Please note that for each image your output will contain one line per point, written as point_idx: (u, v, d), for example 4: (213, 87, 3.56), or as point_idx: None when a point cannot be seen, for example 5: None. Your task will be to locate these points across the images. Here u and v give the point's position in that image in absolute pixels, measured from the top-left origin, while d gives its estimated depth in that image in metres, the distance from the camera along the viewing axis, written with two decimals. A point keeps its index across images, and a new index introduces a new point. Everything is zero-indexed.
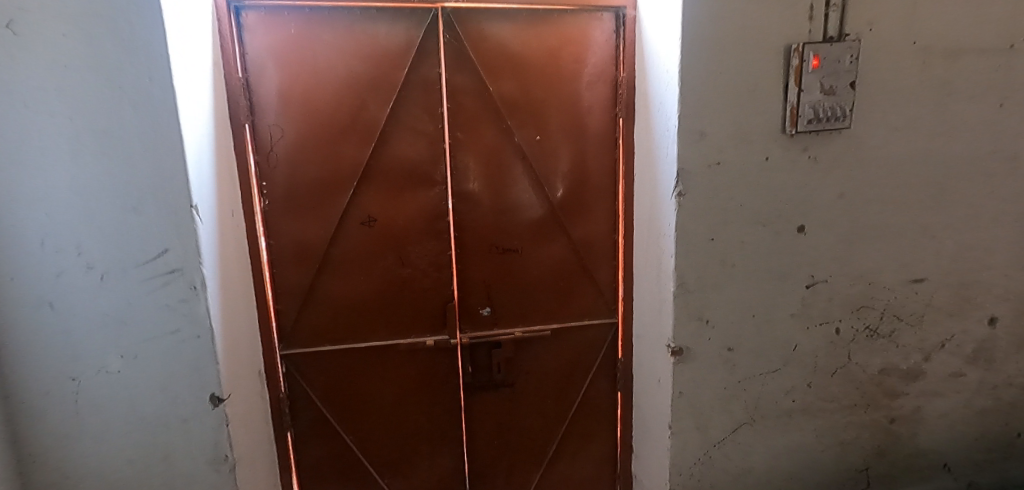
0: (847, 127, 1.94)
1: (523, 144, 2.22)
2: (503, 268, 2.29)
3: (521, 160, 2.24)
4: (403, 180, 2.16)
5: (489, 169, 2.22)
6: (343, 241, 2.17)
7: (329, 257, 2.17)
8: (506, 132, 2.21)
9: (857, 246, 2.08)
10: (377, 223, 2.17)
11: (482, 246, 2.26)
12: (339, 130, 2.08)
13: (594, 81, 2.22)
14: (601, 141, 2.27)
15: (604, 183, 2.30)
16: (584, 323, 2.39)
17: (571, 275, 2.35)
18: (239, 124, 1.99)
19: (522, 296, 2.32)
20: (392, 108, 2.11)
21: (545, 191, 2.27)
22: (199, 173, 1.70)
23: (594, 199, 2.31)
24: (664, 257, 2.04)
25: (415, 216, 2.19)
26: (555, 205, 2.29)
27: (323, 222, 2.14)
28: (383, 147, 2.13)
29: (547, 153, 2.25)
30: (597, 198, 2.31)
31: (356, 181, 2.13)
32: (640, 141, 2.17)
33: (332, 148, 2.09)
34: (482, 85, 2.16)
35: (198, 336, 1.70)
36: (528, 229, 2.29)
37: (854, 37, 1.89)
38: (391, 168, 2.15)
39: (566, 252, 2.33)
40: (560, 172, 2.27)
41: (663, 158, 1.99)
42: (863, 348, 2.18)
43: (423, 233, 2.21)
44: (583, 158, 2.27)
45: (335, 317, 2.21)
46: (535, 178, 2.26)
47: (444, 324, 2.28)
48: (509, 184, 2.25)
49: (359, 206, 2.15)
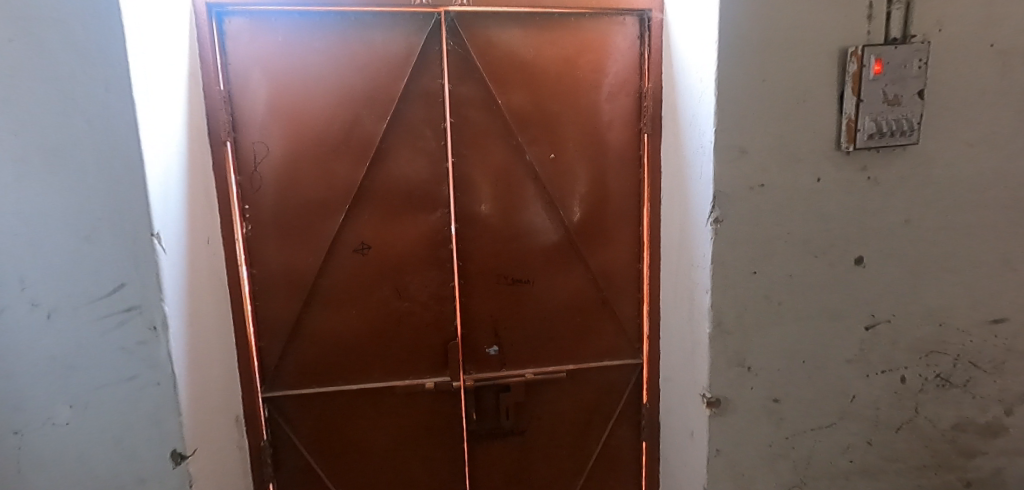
0: (914, 142, 1.66)
1: (535, 163, 1.98)
2: (513, 302, 2.03)
3: (533, 181, 2.00)
4: (400, 202, 1.93)
5: (497, 190, 1.99)
6: (334, 270, 1.94)
7: (318, 289, 1.94)
8: (516, 150, 1.98)
9: (924, 281, 1.78)
10: (371, 250, 1.94)
11: (489, 277, 2.01)
12: (330, 147, 1.87)
13: (615, 93, 1.98)
14: (623, 159, 2.02)
15: (626, 206, 2.05)
16: (604, 363, 2.11)
17: (590, 309, 2.09)
18: (219, 141, 1.79)
19: (533, 333, 2.06)
20: (389, 123, 1.89)
21: (560, 215, 2.02)
22: (165, 197, 1.49)
23: (615, 223, 2.05)
24: (697, 293, 1.77)
25: (414, 242, 1.96)
26: (572, 231, 2.03)
27: (311, 248, 1.92)
28: (379, 166, 1.91)
29: (563, 172, 2.00)
30: (618, 222, 2.06)
31: (349, 203, 1.90)
32: (667, 159, 1.92)
33: (322, 168, 1.88)
34: (489, 97, 1.94)
35: (158, 383, 1.48)
36: (541, 258, 2.04)
37: (921, 39, 1.62)
38: (388, 190, 1.92)
39: (583, 284, 2.07)
40: (576, 194, 2.02)
41: (696, 179, 1.73)
42: (933, 399, 1.86)
43: (422, 261, 1.97)
44: (603, 178, 2.02)
45: (324, 355, 1.98)
46: (549, 201, 2.02)
47: (445, 364, 2.02)
48: (519, 207, 2.01)
49: (351, 231, 1.93)
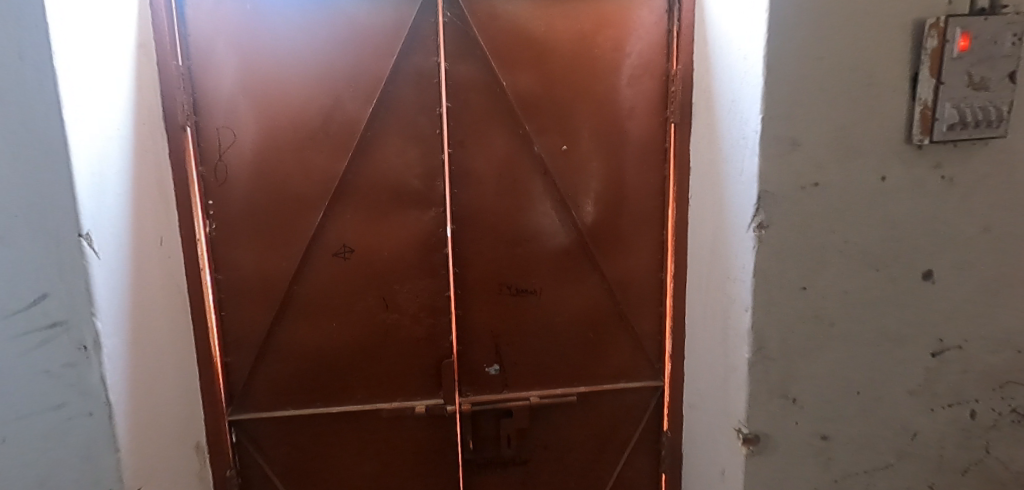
0: (999, 135, 1.39)
1: (545, 155, 1.72)
2: (516, 315, 1.78)
3: (541, 176, 1.74)
4: (388, 200, 1.68)
5: (500, 187, 1.73)
6: (311, 277, 1.69)
7: (292, 299, 1.69)
8: (522, 141, 1.72)
9: (1002, 300, 1.51)
10: (354, 254, 1.69)
11: (490, 286, 1.75)
12: (307, 134, 1.61)
13: (638, 76, 1.72)
14: (644, 154, 1.76)
15: (647, 206, 1.79)
16: (620, 385, 1.85)
17: (604, 323, 1.83)
18: (176, 127, 1.54)
19: (540, 350, 1.81)
20: (376, 107, 1.63)
21: (572, 216, 1.76)
22: (100, 189, 1.23)
23: (633, 226, 1.80)
24: (733, 310, 1.51)
25: (404, 245, 1.70)
26: (585, 234, 1.77)
27: (283, 251, 1.66)
28: (365, 157, 1.65)
29: (576, 167, 1.74)
30: (638, 225, 1.80)
31: (329, 200, 1.65)
32: (698, 153, 1.65)
33: (297, 159, 1.62)
34: (492, 79, 1.68)
35: (90, 414, 1.23)
36: (550, 265, 1.78)
37: (1013, 10, 1.34)
38: (374, 184, 1.67)
39: (597, 295, 1.81)
40: (592, 192, 1.76)
41: (735, 176, 1.47)
42: (1007, 437, 1.59)
43: (413, 267, 1.71)
44: (621, 174, 1.76)
45: (300, 373, 1.73)
46: (559, 199, 1.75)
47: (439, 384, 1.77)
48: (524, 207, 1.74)
49: (331, 232, 1.67)
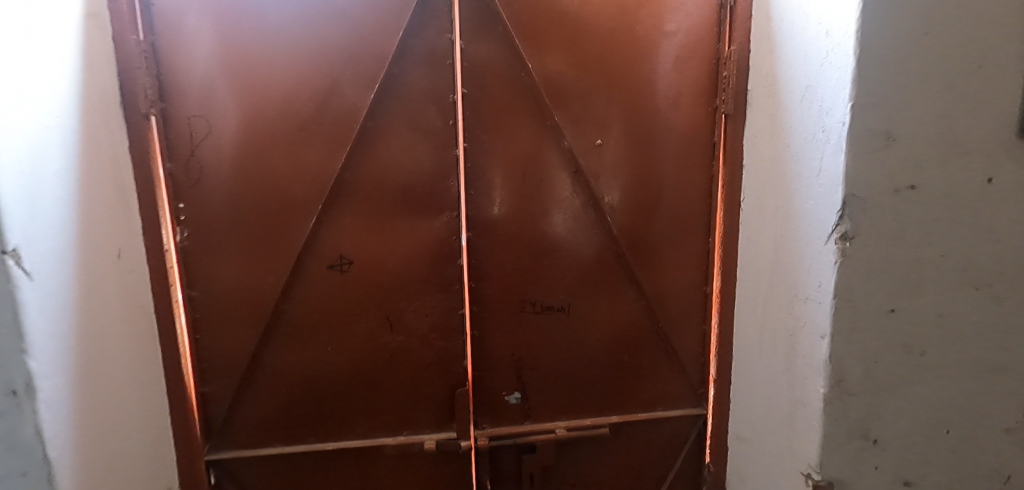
0: None
1: (576, 151, 1.47)
2: (541, 335, 1.54)
3: (572, 176, 1.50)
4: (393, 203, 1.43)
5: (523, 188, 1.48)
6: (303, 293, 1.43)
7: (281, 319, 1.44)
8: (549, 134, 1.47)
9: None
10: (353, 266, 1.44)
11: (511, 303, 1.51)
12: (297, 125, 1.36)
13: (684, 58, 1.48)
14: (688, 149, 1.52)
15: (691, 210, 1.56)
16: (657, 414, 1.63)
17: (641, 344, 1.60)
18: (137, 115, 1.27)
19: (567, 375, 1.57)
20: (379, 93, 1.38)
21: (606, 222, 1.52)
22: (31, 192, 0.97)
23: (676, 233, 1.56)
24: (803, 335, 1.28)
25: (412, 255, 1.45)
26: (621, 242, 1.53)
27: (270, 263, 1.40)
28: (366, 152, 1.40)
29: (611, 165, 1.50)
30: (680, 233, 1.56)
31: (323, 203, 1.39)
32: (755, 149, 1.42)
33: (284, 156, 1.37)
34: (516, 61, 1.43)
35: (24, 474, 0.98)
36: (581, 278, 1.54)
37: None
38: (377, 185, 1.41)
39: (634, 312, 1.58)
40: (629, 194, 1.52)
41: (809, 176, 1.23)
42: None
43: (422, 281, 1.47)
44: (663, 172, 1.52)
45: (290, 405, 1.48)
46: (591, 202, 1.51)
47: (452, 416, 1.53)
48: (551, 211, 1.50)
49: (327, 241, 1.42)
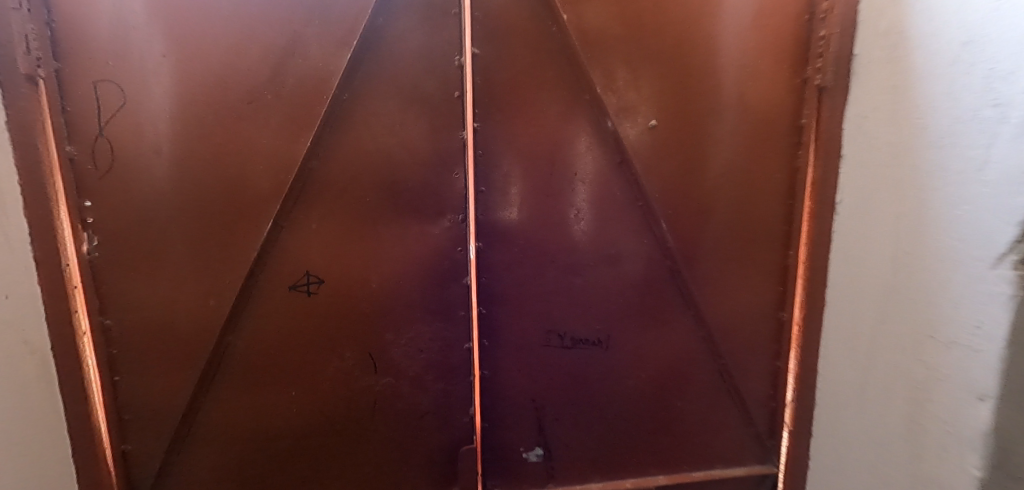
0: None
1: (622, 135, 1.10)
2: (570, 376, 1.18)
3: (616, 168, 1.13)
4: (378, 202, 1.07)
5: (551, 185, 1.12)
6: (256, 322, 1.07)
7: (229, 356, 1.08)
8: (586, 113, 1.11)
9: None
10: (322, 287, 1.08)
11: (533, 334, 1.16)
12: (246, 96, 0.99)
13: (767, 12, 1.11)
14: (765, 136, 1.16)
15: (767, 216, 1.20)
16: (714, 473, 1.28)
17: (698, 385, 1.24)
18: (16, 75, 0.90)
19: (602, 425, 1.22)
20: (359, 51, 1.01)
21: (659, 229, 1.15)
22: None
23: (746, 245, 1.20)
24: (939, 391, 0.92)
25: (401, 272, 1.09)
26: (677, 255, 1.16)
27: (211, 283, 1.04)
28: (341, 133, 1.03)
29: (667, 154, 1.13)
30: (751, 244, 1.20)
31: (282, 202, 1.03)
32: (864, 134, 1.06)
33: (227, 139, 1.00)
34: (545, 12, 1.07)
35: None
36: (624, 303, 1.17)
37: None
38: (357, 178, 1.05)
39: (688, 345, 1.22)
40: (689, 193, 1.15)
41: (958, 170, 0.87)
42: None
43: (416, 305, 1.11)
44: (733, 166, 1.16)
45: (242, 466, 1.13)
46: (640, 203, 1.14)
47: (454, 477, 1.19)
48: (587, 215, 1.13)
49: (287, 253, 1.05)
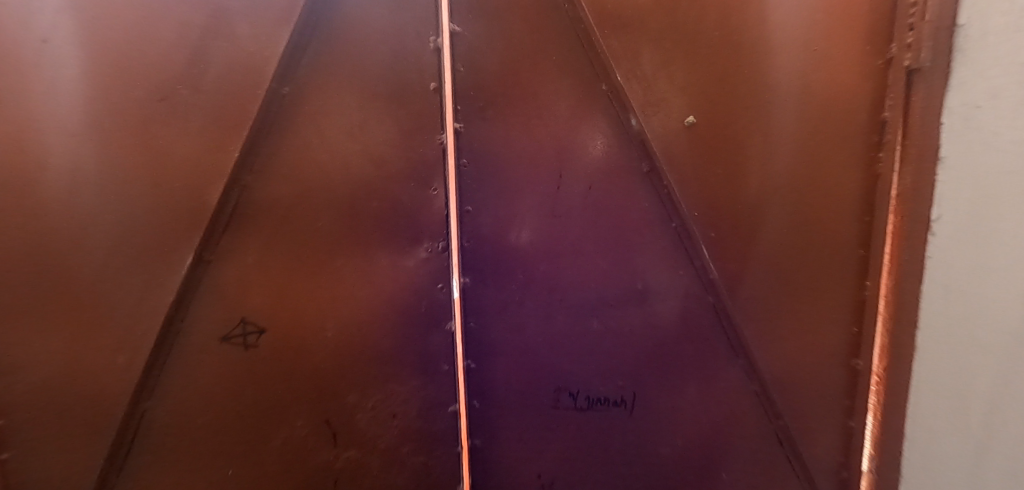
0: None
1: (650, 136, 0.84)
2: (586, 444, 0.93)
3: (643, 179, 0.86)
4: (334, 229, 0.82)
5: (558, 202, 0.86)
6: (180, 385, 0.83)
7: (147, 434, 0.83)
8: (603, 108, 0.85)
9: None
10: (263, 339, 0.83)
11: (537, 393, 0.91)
12: (155, 91, 0.74)
13: None
14: (824, 127, 0.84)
15: (833, 233, 0.87)
16: None
17: (749, 453, 0.95)
18: None
19: None
20: (301, 30, 0.76)
21: (700, 257, 0.87)
22: None
23: (802, 272, 0.89)
24: None
25: (366, 318, 0.84)
26: (722, 291, 0.89)
27: (122, 342, 0.79)
28: (283, 140, 0.78)
29: (711, 161, 0.85)
30: (809, 271, 0.89)
31: (204, 231, 0.78)
32: (980, 134, 0.70)
33: (132, 150, 0.75)
34: None
35: None
36: (654, 352, 0.91)
37: None
38: (305, 198, 0.80)
39: (743, 406, 0.95)
40: (738, 211, 0.87)
41: None
42: None
43: (386, 360, 0.86)
44: (789, 170, 0.86)
45: None
46: (676, 224, 0.87)
47: None
48: (605, 240, 0.87)
49: (217, 296, 0.81)
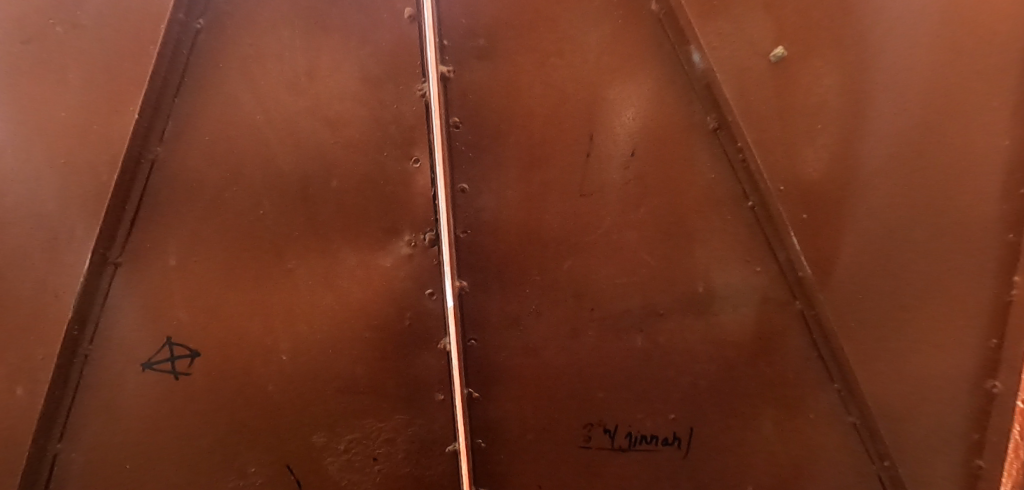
0: None
1: (717, 78, 0.58)
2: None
3: (708, 140, 0.61)
4: (282, 219, 0.60)
5: (587, 176, 0.63)
6: (97, 426, 0.62)
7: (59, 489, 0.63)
8: (653, 39, 0.59)
9: None
10: (198, 364, 0.63)
11: (563, 428, 0.69)
12: (18, 31, 0.53)
13: None
14: (954, 45, 0.54)
15: (971, 206, 0.56)
16: None
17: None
18: None
19: None
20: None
21: (790, 249, 0.61)
22: None
23: (914, 261, 0.59)
24: None
25: (332, 334, 0.64)
26: (818, 297, 0.61)
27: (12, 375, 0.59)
28: (203, 97, 0.57)
29: (819, 110, 0.58)
30: (928, 261, 0.58)
31: (100, 225, 0.57)
32: None
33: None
34: None
35: None
36: (723, 380, 0.67)
37: None
38: (240, 175, 0.59)
39: (844, 453, 0.65)
40: (848, 187, 0.58)
41: None
42: None
43: (361, 388, 0.66)
44: (912, 116, 0.56)
45: None
46: (752, 204, 0.61)
47: None
48: (652, 230, 0.63)
49: (131, 312, 0.61)
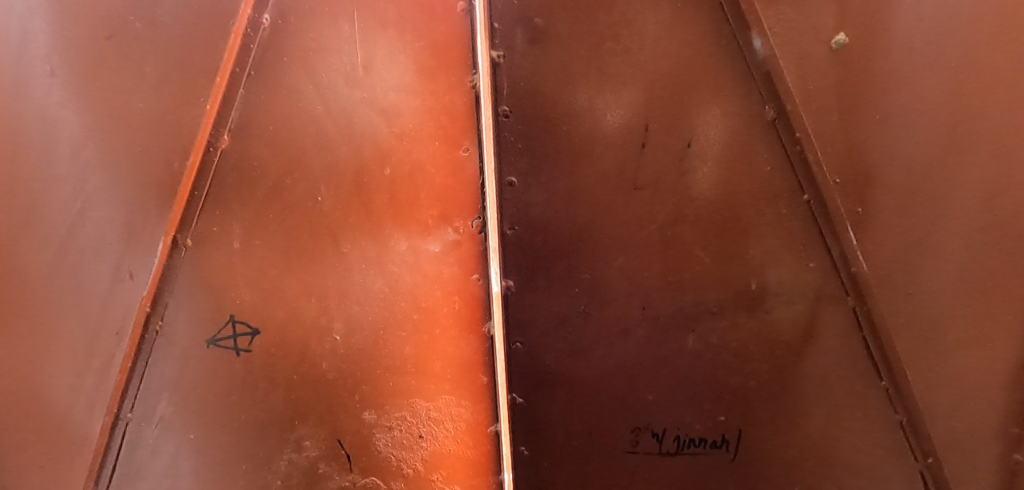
0: None
1: (776, 66, 0.59)
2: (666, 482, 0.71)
3: (764, 131, 0.61)
4: (342, 206, 0.64)
5: (639, 166, 0.64)
6: (163, 396, 0.67)
7: (131, 455, 0.67)
8: (709, 27, 0.60)
9: None
10: (258, 342, 0.67)
11: (610, 435, 0.72)
12: (101, 27, 0.57)
13: None
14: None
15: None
16: None
17: None
18: None
19: None
20: None
21: (845, 244, 0.60)
22: None
23: (966, 257, 0.56)
24: None
25: (384, 317, 0.68)
26: (872, 291, 0.60)
27: (88, 353, 0.63)
28: (269, 89, 0.60)
29: (882, 98, 0.57)
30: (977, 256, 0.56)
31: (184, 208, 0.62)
32: None
33: (76, 105, 0.58)
34: None
35: None
36: (767, 372, 0.67)
37: None
38: (302, 167, 0.62)
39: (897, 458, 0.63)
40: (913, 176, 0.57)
41: None
42: None
43: (411, 367, 0.70)
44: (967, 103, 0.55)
45: None
46: (807, 197, 0.61)
47: None
48: (697, 220, 0.64)
49: (200, 291, 0.65)
